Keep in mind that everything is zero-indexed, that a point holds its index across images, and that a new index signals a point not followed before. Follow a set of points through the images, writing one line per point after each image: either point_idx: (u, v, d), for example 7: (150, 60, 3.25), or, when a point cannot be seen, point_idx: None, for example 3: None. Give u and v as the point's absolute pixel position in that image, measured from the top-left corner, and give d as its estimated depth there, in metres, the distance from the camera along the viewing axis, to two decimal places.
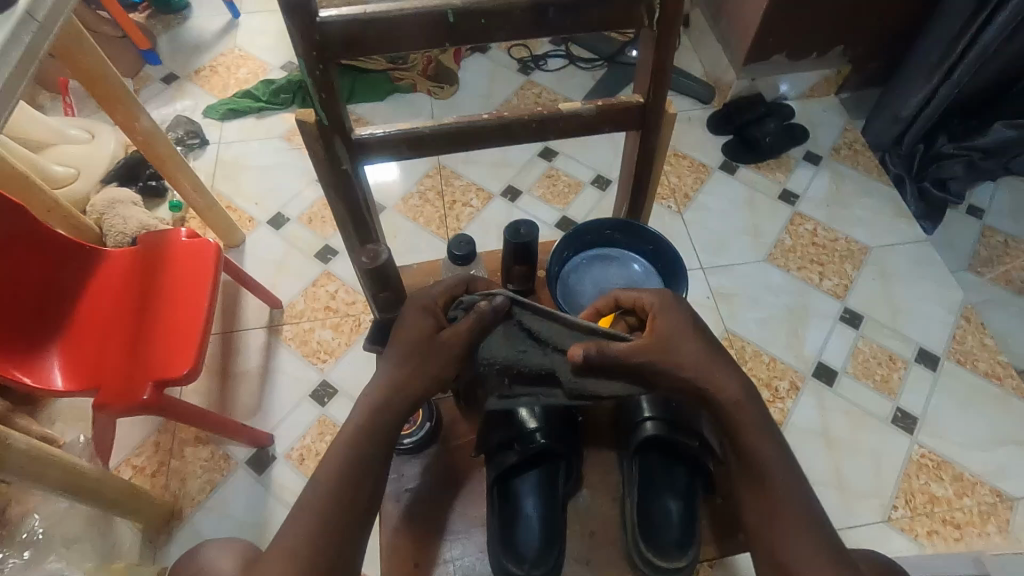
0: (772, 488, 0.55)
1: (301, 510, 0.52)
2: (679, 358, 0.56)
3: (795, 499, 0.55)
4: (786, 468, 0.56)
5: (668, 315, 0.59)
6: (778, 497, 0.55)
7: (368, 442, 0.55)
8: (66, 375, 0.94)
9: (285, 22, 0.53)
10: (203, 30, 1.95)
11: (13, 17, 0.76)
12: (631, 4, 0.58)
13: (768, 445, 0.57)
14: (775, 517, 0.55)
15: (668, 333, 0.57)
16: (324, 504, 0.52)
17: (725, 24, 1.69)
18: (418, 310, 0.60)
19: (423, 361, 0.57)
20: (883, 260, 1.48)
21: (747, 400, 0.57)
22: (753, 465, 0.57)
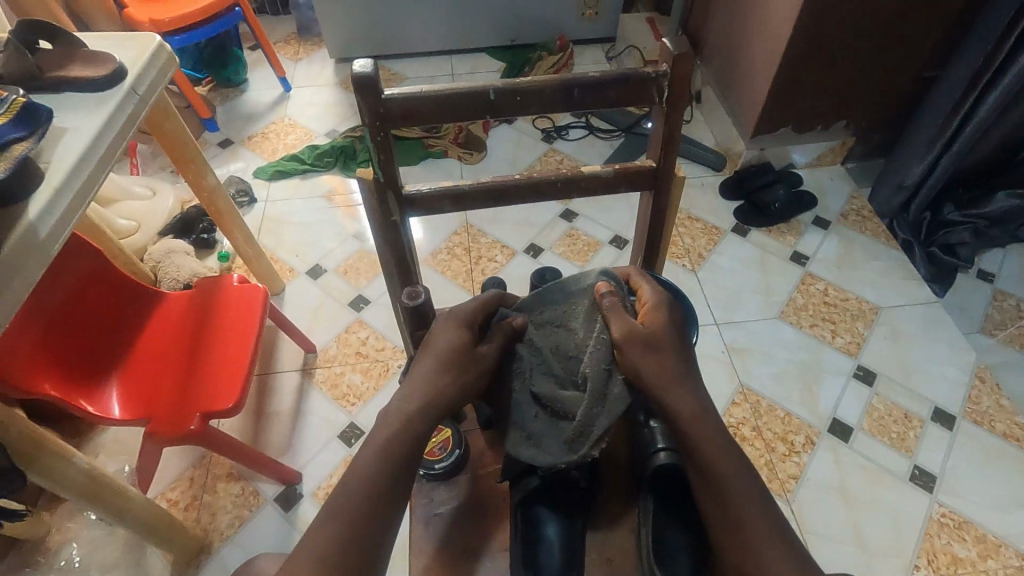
0: (731, 499, 0.57)
1: (332, 516, 0.54)
2: (658, 348, 0.63)
3: (757, 510, 0.57)
4: (746, 482, 0.58)
5: (657, 314, 0.67)
6: (740, 510, 0.56)
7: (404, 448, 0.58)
8: (123, 406, 1.02)
9: (356, 98, 0.64)
10: (258, 101, 2.16)
11: (120, 92, 0.90)
12: (645, 85, 0.68)
13: (727, 461, 0.59)
14: (735, 530, 0.56)
15: (656, 325, 0.65)
16: (358, 509, 0.54)
17: (734, 100, 1.83)
18: (456, 323, 0.66)
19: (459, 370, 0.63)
20: (894, 320, 1.52)
21: (702, 413, 0.61)
22: (712, 478, 0.58)
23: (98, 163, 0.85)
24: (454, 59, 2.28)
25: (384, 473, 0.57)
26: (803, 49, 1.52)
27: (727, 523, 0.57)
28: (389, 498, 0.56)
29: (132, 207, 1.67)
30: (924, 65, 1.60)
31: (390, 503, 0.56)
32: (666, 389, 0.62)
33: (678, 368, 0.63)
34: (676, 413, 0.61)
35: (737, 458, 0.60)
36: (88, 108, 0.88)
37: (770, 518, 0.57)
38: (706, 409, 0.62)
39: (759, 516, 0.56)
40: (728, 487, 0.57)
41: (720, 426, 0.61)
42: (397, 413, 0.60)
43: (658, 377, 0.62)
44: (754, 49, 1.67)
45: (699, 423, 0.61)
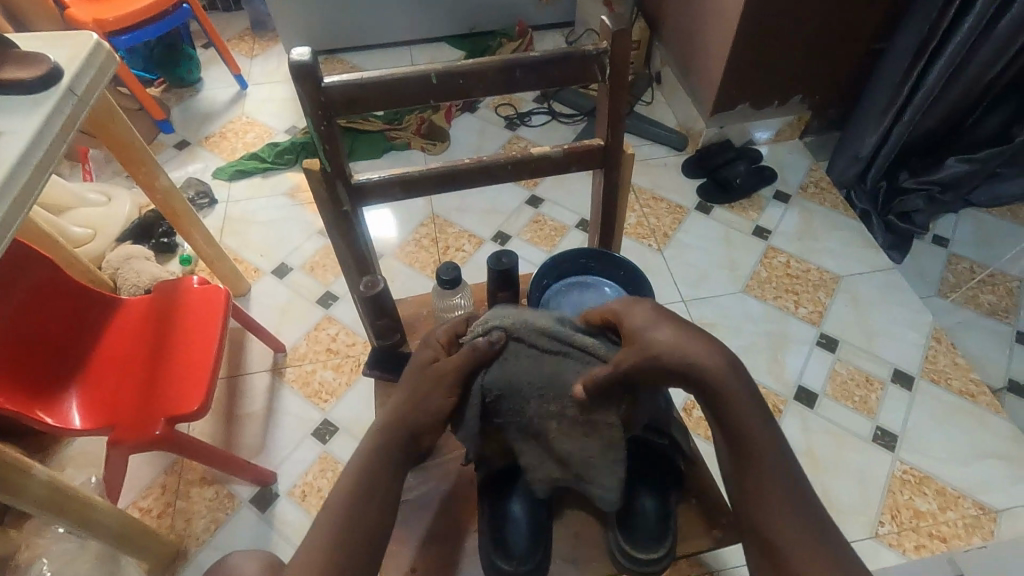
0: (761, 476, 0.55)
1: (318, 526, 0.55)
2: (646, 347, 0.56)
3: (784, 488, 0.55)
4: (775, 457, 0.56)
5: (636, 310, 0.59)
6: (767, 488, 0.55)
7: (382, 465, 0.59)
8: (84, 416, 1.00)
9: (296, 87, 0.63)
10: (214, 100, 2.12)
11: (57, 92, 0.87)
12: (587, 63, 0.69)
13: (760, 434, 0.56)
14: (765, 513, 0.55)
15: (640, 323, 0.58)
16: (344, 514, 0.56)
17: (692, 79, 1.84)
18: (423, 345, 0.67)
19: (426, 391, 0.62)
20: (854, 287, 1.56)
21: (729, 373, 0.55)
22: (744, 452, 0.56)
23: (38, 167, 0.83)
24: (414, 50, 2.26)
25: (365, 490, 0.57)
26: (755, 26, 1.54)
27: (754, 499, 0.55)
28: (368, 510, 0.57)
29: (87, 214, 1.63)
30: (872, 37, 1.64)
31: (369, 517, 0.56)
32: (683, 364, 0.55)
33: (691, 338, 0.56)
34: (706, 377, 0.55)
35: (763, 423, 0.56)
36: (24, 111, 0.85)
37: (796, 497, 0.55)
38: (734, 374, 0.56)
39: (786, 493, 0.55)
40: (760, 463, 0.55)
41: (751, 387, 0.57)
42: (372, 438, 0.61)
43: (674, 355, 0.55)
44: (709, 27, 1.68)
45: (730, 387, 0.55)
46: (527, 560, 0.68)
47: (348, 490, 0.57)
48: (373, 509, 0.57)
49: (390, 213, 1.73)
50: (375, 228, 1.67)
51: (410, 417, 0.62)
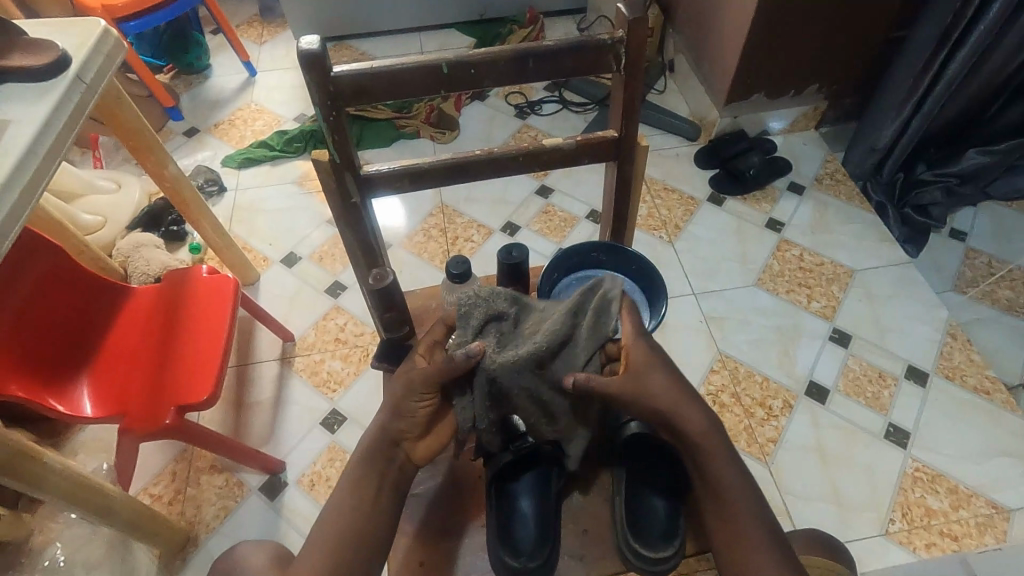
0: (733, 509, 0.61)
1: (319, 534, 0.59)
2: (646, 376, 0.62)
3: (751, 518, 0.60)
4: (743, 490, 0.61)
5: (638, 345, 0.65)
6: (735, 516, 0.61)
7: (369, 484, 0.61)
8: (95, 404, 1.01)
9: (304, 76, 0.62)
10: (222, 87, 2.11)
11: (65, 80, 0.87)
12: (601, 53, 0.67)
13: (728, 469, 0.62)
14: (738, 539, 0.60)
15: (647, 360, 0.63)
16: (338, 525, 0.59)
17: (706, 67, 1.81)
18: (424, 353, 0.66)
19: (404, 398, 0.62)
20: (868, 282, 1.54)
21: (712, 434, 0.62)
22: (715, 487, 0.62)
23: (46, 156, 0.83)
24: (423, 37, 2.23)
25: (356, 512, 0.60)
26: (772, 13, 1.50)
27: (728, 529, 0.61)
28: (363, 529, 0.60)
29: (97, 202, 1.63)
30: (892, 25, 1.60)
31: (368, 533, 0.60)
32: (674, 408, 0.62)
33: (682, 388, 0.63)
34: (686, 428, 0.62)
35: (732, 460, 0.62)
36: (33, 99, 0.84)
37: (764, 523, 0.61)
38: (714, 427, 0.63)
39: (754, 521, 0.60)
40: (732, 497, 0.61)
41: (724, 434, 0.63)
42: (353, 461, 0.63)
43: (665, 398, 0.62)
44: (724, 14, 1.65)
45: (712, 442, 0.62)
46: (535, 556, 0.67)
47: (340, 512, 0.60)
48: (369, 526, 0.60)
49: (399, 203, 1.71)
50: (383, 218, 1.67)
51: (389, 427, 0.63)
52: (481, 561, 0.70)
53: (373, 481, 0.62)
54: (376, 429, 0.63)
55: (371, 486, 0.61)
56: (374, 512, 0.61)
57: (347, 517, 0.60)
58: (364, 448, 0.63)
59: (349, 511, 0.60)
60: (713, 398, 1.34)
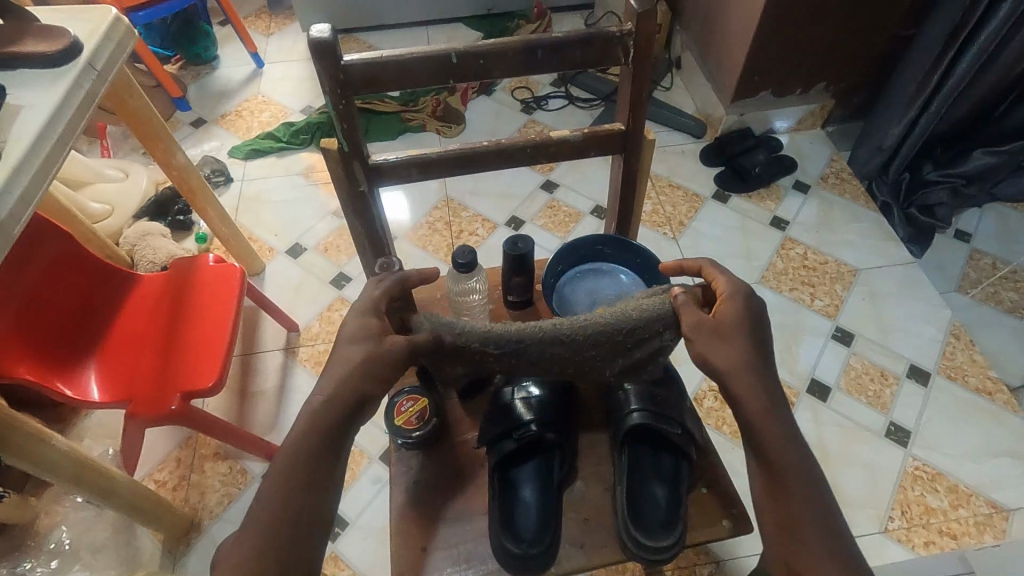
0: (789, 492, 0.52)
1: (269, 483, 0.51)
2: (721, 337, 0.58)
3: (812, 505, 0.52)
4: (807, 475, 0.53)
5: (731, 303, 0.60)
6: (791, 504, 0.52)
7: (321, 445, 0.53)
8: (102, 388, 1.01)
9: (314, 64, 0.62)
10: (230, 78, 2.11)
11: (76, 67, 0.87)
12: (610, 44, 0.67)
13: (788, 449, 0.54)
14: (786, 521, 0.52)
15: (732, 319, 0.59)
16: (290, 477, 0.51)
17: (713, 64, 1.81)
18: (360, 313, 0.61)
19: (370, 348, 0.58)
20: (871, 281, 1.54)
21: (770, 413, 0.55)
22: (772, 467, 0.54)
23: (58, 143, 0.83)
24: (430, 30, 2.24)
25: (306, 477, 0.51)
26: (781, 10, 1.50)
27: (786, 511, 0.52)
28: (308, 501, 0.51)
29: (105, 190, 1.64)
30: (900, 23, 1.59)
31: (315, 505, 0.51)
32: (733, 373, 0.57)
33: (754, 357, 0.58)
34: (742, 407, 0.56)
35: (795, 438, 0.55)
36: (44, 84, 0.85)
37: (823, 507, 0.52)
38: (773, 404, 0.56)
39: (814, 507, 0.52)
40: (790, 481, 0.53)
41: (787, 418, 0.56)
42: (304, 418, 0.54)
43: (731, 371, 0.57)
44: (732, 11, 1.64)
45: (769, 419, 0.55)
46: (537, 543, 0.67)
47: (283, 477, 0.51)
48: (318, 493, 0.52)
49: (404, 196, 1.71)
50: (388, 210, 1.67)
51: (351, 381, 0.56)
52: (483, 548, 0.71)
53: (327, 440, 0.53)
54: (338, 383, 0.55)
55: (327, 450, 0.53)
56: (327, 478, 0.53)
57: (293, 484, 0.51)
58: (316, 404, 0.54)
59: (295, 476, 0.51)
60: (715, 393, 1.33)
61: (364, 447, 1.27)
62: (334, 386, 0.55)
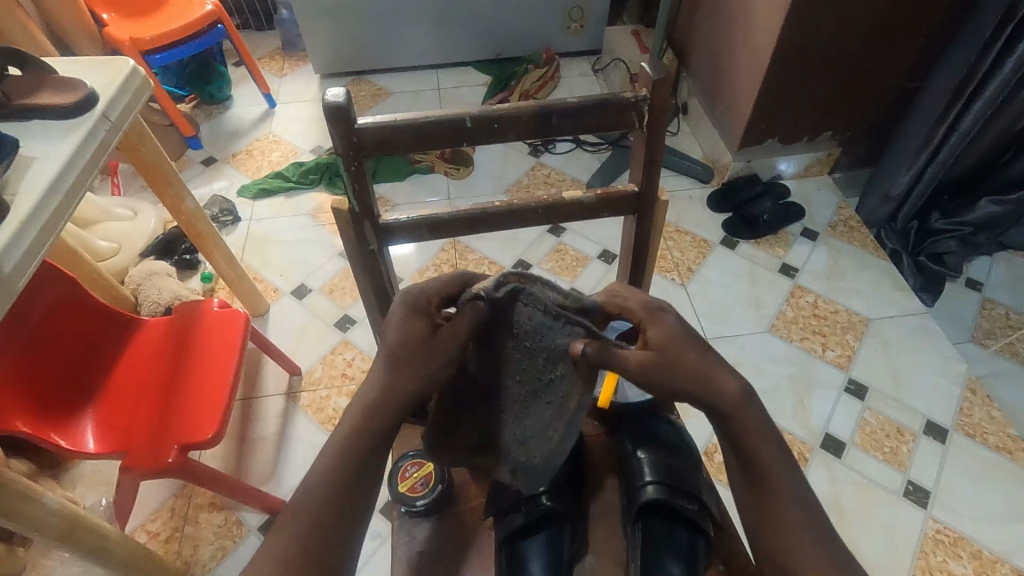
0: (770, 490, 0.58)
1: (299, 508, 0.55)
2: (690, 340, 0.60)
3: (787, 480, 0.58)
4: (777, 459, 0.59)
5: (657, 327, 0.61)
6: (773, 488, 0.58)
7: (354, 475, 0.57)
8: (97, 438, 0.99)
9: (328, 127, 0.62)
10: (242, 117, 2.14)
11: (92, 118, 0.88)
12: (624, 110, 0.67)
13: (764, 442, 0.59)
14: (769, 515, 0.57)
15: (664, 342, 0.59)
16: (318, 503, 0.55)
17: (720, 111, 1.83)
18: (407, 309, 0.60)
19: (414, 363, 0.59)
20: (883, 331, 1.51)
21: (745, 402, 0.59)
22: (751, 463, 0.59)
23: (68, 194, 0.83)
24: (440, 73, 2.28)
25: (333, 509, 0.55)
26: (788, 61, 1.52)
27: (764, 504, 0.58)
28: (335, 540, 0.55)
29: (113, 229, 1.65)
30: (906, 75, 1.61)
31: (336, 537, 0.55)
32: (695, 387, 0.59)
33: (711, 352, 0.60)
34: (721, 394, 0.59)
35: (762, 423, 0.60)
36: (57, 136, 0.85)
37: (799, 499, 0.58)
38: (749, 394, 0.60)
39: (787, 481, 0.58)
40: (771, 481, 0.58)
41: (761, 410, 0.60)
42: (334, 443, 0.58)
43: (694, 381, 0.58)
44: (739, 61, 1.67)
45: (742, 409, 0.59)
46: None
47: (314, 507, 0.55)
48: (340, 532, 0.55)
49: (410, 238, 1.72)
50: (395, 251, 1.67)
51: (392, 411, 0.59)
52: None
53: (360, 470, 0.57)
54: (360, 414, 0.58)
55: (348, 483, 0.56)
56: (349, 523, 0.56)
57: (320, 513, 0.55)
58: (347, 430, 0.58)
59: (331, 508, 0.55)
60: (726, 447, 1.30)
61: None
62: (362, 415, 0.58)
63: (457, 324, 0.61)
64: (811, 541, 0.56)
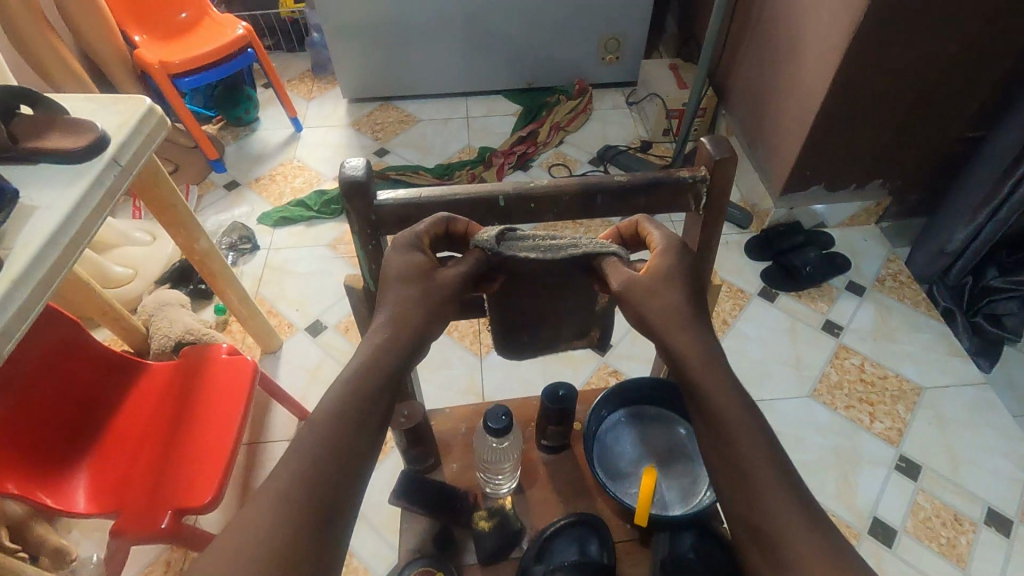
0: None
1: (288, 465, 0.40)
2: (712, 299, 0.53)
3: (762, 449, 0.45)
4: (748, 419, 0.46)
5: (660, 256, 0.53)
6: (748, 461, 0.44)
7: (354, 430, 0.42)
8: (89, 496, 0.92)
9: (345, 204, 0.55)
10: (267, 140, 2.12)
11: (100, 163, 0.83)
12: (679, 192, 0.59)
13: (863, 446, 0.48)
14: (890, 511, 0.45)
15: (661, 273, 0.52)
16: (316, 456, 0.40)
17: (762, 153, 1.73)
18: (402, 243, 0.51)
19: (425, 293, 0.49)
20: (938, 403, 1.39)
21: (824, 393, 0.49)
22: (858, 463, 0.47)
23: (69, 246, 0.77)
24: (469, 101, 2.23)
25: (331, 462, 0.40)
26: (839, 107, 1.43)
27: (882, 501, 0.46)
28: (341, 510, 0.39)
29: (130, 254, 1.62)
30: (967, 124, 1.50)
31: (339, 499, 0.40)
32: (669, 330, 0.49)
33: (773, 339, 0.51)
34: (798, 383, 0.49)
35: (734, 383, 0.48)
36: (63, 183, 0.80)
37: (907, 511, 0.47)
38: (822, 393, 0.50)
39: (761, 449, 0.44)
40: None
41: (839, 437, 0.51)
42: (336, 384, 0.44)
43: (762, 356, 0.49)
44: (785, 103, 1.58)
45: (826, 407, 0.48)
46: None
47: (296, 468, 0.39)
48: (346, 496, 0.40)
49: None
50: None
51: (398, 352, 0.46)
52: None
53: (364, 425, 0.42)
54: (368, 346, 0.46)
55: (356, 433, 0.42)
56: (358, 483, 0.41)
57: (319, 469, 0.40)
58: (351, 368, 0.45)
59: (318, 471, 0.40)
60: None
61: (369, 564, 1.15)
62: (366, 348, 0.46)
63: (458, 265, 0.52)
64: (801, 525, 0.42)
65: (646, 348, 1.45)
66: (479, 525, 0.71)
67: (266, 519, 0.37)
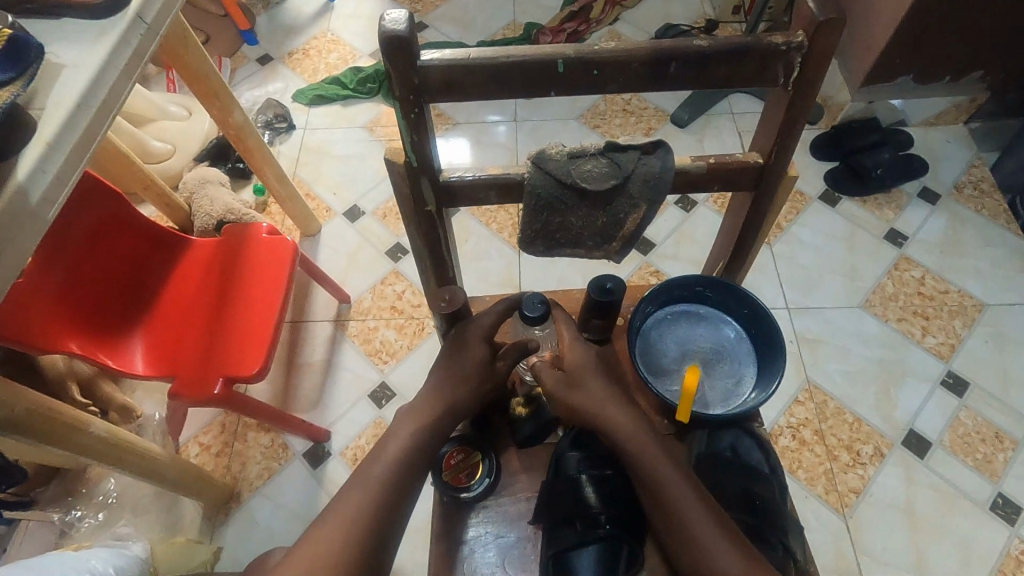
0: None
1: (356, 487, 0.55)
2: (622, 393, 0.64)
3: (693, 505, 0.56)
4: (682, 481, 0.57)
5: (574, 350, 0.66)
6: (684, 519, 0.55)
7: (402, 473, 0.56)
8: (145, 359, 0.98)
9: (385, 62, 0.49)
10: (299, 10, 1.98)
11: (125, 19, 0.78)
12: (767, 62, 0.50)
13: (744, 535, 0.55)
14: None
15: (579, 368, 0.65)
16: (378, 485, 0.55)
17: (845, 37, 1.53)
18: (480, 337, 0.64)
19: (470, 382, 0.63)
20: (999, 321, 1.31)
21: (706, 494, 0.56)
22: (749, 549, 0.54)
23: (102, 109, 0.75)
24: None
25: (383, 504, 0.54)
26: None
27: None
28: (379, 531, 0.53)
29: (167, 128, 1.59)
30: None
31: (388, 525, 0.54)
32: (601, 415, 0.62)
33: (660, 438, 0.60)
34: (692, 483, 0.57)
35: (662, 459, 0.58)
36: (88, 39, 0.75)
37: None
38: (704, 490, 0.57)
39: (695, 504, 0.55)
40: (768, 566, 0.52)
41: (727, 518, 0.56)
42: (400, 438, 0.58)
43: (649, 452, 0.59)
44: None
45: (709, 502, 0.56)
46: None
47: (358, 497, 0.54)
48: (389, 524, 0.54)
49: (461, 150, 1.60)
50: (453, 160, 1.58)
51: (442, 413, 0.61)
52: None
53: (410, 471, 0.57)
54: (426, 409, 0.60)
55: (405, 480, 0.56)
56: (402, 507, 0.55)
57: (374, 497, 0.54)
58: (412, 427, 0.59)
59: (375, 501, 0.54)
60: (794, 431, 1.21)
61: None
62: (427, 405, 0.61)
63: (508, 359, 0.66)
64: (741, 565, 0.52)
65: (692, 250, 1.39)
66: (517, 411, 0.72)
67: (336, 536, 0.51)
